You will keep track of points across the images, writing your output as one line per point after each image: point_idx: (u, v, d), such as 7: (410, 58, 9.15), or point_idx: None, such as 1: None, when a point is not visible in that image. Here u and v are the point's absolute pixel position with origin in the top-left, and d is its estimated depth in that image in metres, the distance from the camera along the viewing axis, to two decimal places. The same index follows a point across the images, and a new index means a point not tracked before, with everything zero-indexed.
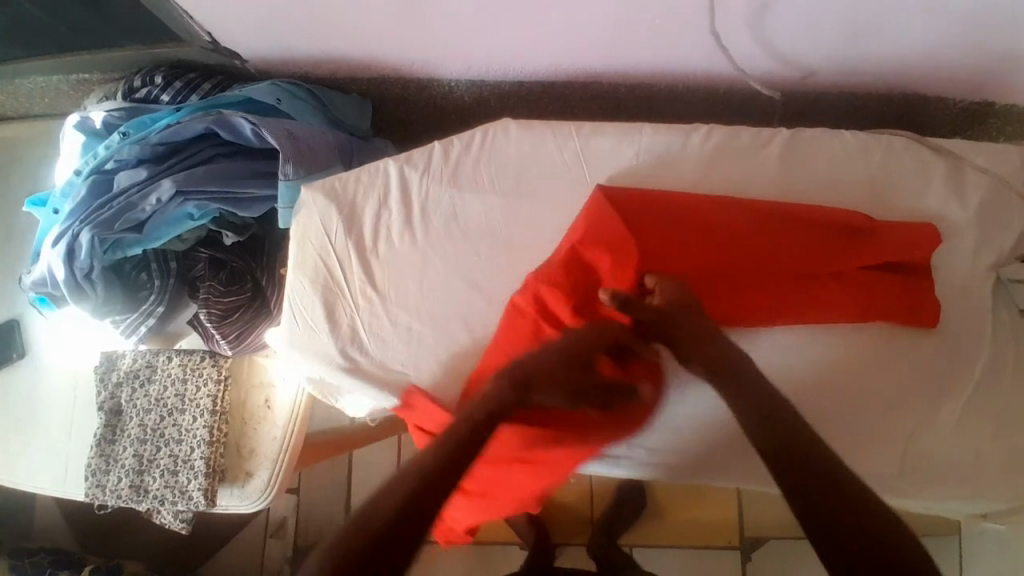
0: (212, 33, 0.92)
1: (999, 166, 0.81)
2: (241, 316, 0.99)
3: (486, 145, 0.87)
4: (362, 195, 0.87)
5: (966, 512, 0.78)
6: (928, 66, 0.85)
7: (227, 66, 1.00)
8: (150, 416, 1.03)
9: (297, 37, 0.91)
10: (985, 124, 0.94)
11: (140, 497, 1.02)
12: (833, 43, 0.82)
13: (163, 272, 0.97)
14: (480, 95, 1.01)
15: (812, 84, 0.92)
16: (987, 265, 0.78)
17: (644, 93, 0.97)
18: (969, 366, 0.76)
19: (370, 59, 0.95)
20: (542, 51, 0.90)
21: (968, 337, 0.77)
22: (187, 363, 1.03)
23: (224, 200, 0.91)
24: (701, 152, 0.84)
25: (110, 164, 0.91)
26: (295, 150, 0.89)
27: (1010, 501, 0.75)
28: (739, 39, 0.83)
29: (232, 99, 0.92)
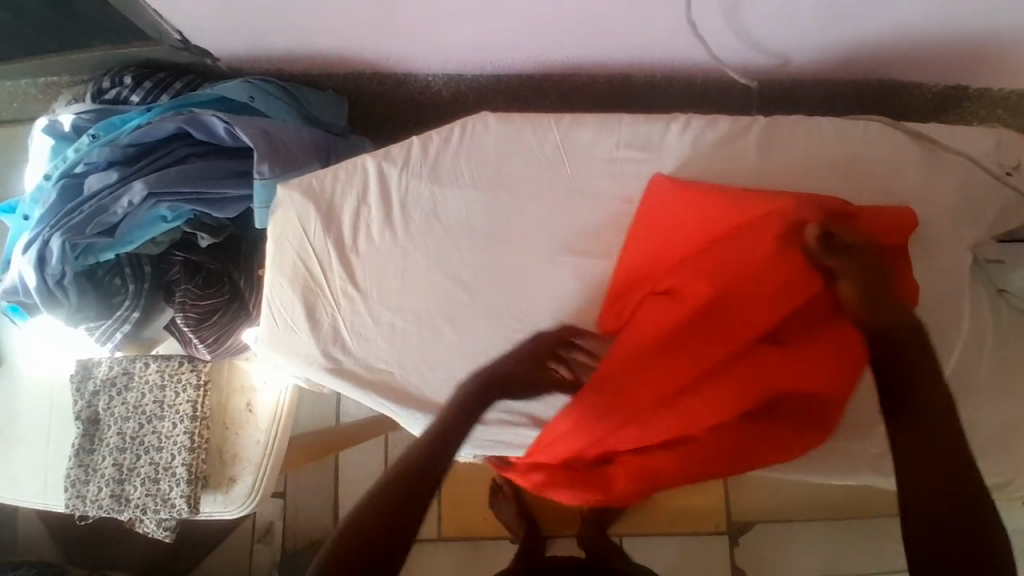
0: (182, 31, 0.90)
1: (973, 149, 0.82)
2: (219, 320, 0.97)
3: (465, 139, 0.86)
4: (340, 192, 0.86)
5: None
6: (903, 52, 0.86)
7: (198, 64, 0.98)
8: (129, 424, 1.01)
9: (269, 33, 0.89)
10: (958, 108, 0.95)
11: (121, 507, 1.00)
12: (809, 31, 0.82)
13: (137, 276, 0.95)
14: (458, 88, 1.00)
15: (789, 72, 0.92)
16: (965, 248, 0.79)
17: (623, 84, 0.96)
18: (948, 347, 0.77)
19: (345, 53, 0.93)
20: (521, 43, 0.89)
21: (947, 318, 0.78)
22: (165, 369, 1.00)
23: (198, 201, 0.89)
24: (681, 141, 0.83)
25: (79, 167, 0.89)
26: (269, 148, 0.87)
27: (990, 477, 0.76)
28: (716, 28, 0.83)
29: (203, 97, 0.90)
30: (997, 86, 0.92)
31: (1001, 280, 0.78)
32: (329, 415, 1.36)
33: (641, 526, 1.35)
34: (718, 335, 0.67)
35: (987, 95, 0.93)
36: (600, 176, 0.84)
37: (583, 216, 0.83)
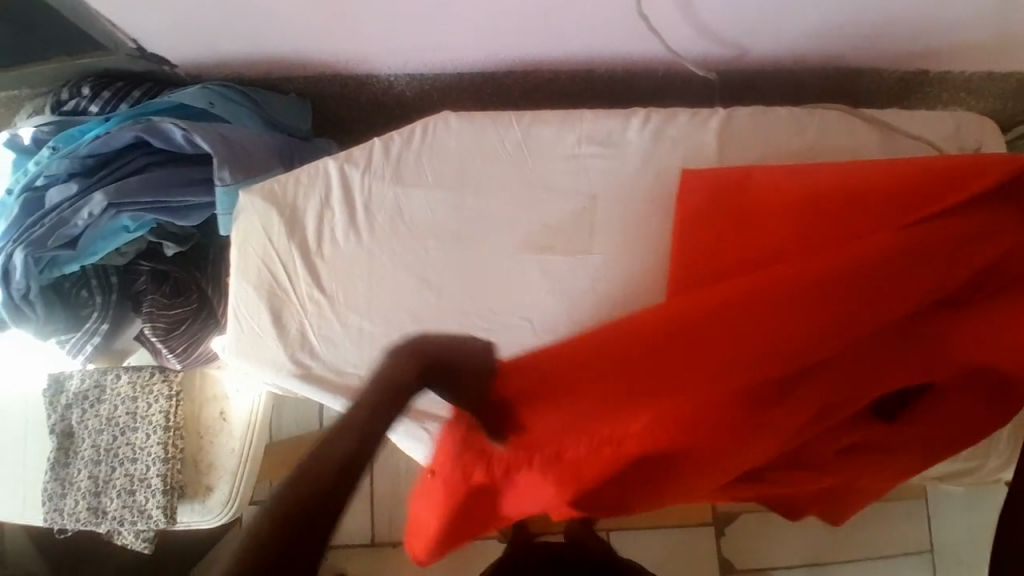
0: (138, 40, 0.89)
1: (931, 133, 0.83)
2: (187, 329, 0.97)
3: (429, 139, 0.86)
4: (304, 196, 0.86)
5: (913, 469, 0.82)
6: (862, 39, 0.86)
7: (157, 72, 0.97)
8: (103, 436, 1.01)
9: (227, 39, 0.88)
10: (919, 92, 0.96)
11: (99, 519, 0.99)
12: (766, 21, 0.83)
13: (104, 288, 0.94)
14: (421, 89, 0.99)
15: (748, 63, 0.92)
16: None
17: (586, 79, 0.96)
18: None
19: (305, 57, 0.93)
20: (480, 42, 0.88)
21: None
22: (136, 380, 1.00)
23: (159, 210, 0.89)
24: (642, 134, 0.84)
25: (40, 180, 0.88)
26: (230, 154, 0.87)
27: None
28: (674, 19, 0.82)
29: (162, 105, 0.89)
30: (956, 70, 0.92)
31: None
32: (311, 421, 1.35)
33: (627, 520, 1.35)
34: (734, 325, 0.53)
35: (947, 79, 0.94)
36: (564, 171, 0.84)
37: (546, 213, 0.83)
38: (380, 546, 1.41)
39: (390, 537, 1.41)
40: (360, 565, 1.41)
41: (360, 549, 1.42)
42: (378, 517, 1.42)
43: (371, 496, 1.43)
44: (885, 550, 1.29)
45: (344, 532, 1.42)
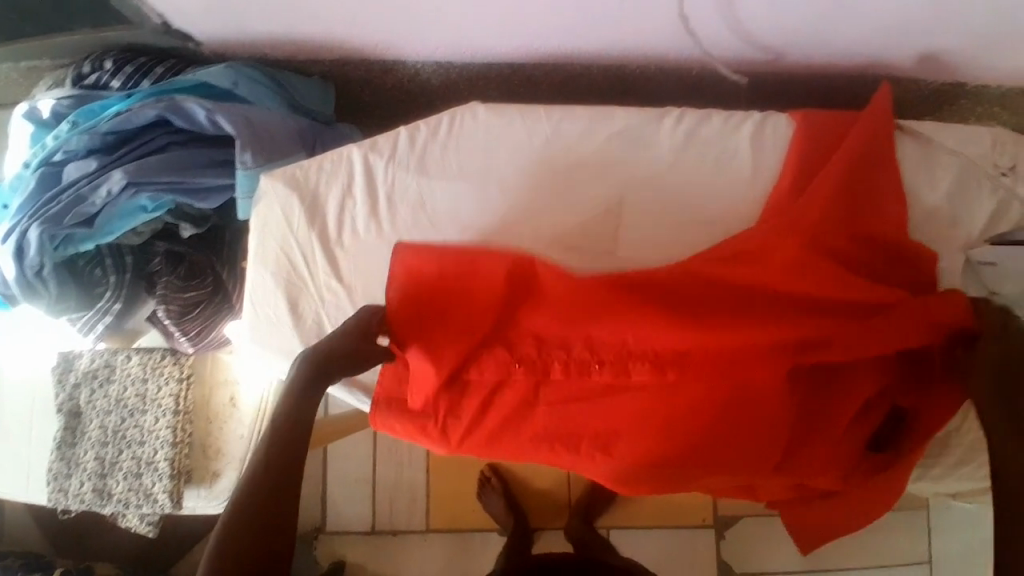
0: (163, 14, 0.86)
1: (967, 149, 0.81)
2: (202, 311, 0.96)
3: (455, 131, 0.85)
4: (325, 183, 0.84)
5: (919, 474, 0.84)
6: (905, 49, 0.84)
7: (180, 49, 0.95)
8: (111, 418, 1.01)
9: (255, 19, 0.86)
10: (952, 104, 0.94)
11: (103, 501, 1.00)
12: (805, 27, 0.81)
13: (118, 267, 0.92)
14: (448, 77, 0.97)
15: (784, 67, 0.90)
16: (958, 246, 0.78)
17: (616, 75, 0.94)
18: None
19: (332, 41, 0.91)
20: (511, 33, 0.87)
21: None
22: (147, 362, 1.00)
23: (178, 191, 0.87)
24: (674, 136, 0.82)
25: (58, 155, 0.86)
26: (253, 138, 0.86)
27: (953, 464, 0.82)
28: (712, 20, 0.81)
29: (185, 83, 0.87)
30: (992, 85, 0.91)
31: None
32: (318, 408, 1.34)
33: (629, 520, 1.34)
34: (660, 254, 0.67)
35: (981, 93, 0.92)
36: (595, 171, 0.82)
37: (573, 211, 0.81)
38: (380, 534, 1.41)
39: (391, 525, 1.41)
40: (359, 552, 1.41)
41: (359, 536, 1.41)
42: (378, 505, 1.42)
43: (373, 483, 1.43)
44: (886, 562, 1.29)
45: (344, 518, 1.42)
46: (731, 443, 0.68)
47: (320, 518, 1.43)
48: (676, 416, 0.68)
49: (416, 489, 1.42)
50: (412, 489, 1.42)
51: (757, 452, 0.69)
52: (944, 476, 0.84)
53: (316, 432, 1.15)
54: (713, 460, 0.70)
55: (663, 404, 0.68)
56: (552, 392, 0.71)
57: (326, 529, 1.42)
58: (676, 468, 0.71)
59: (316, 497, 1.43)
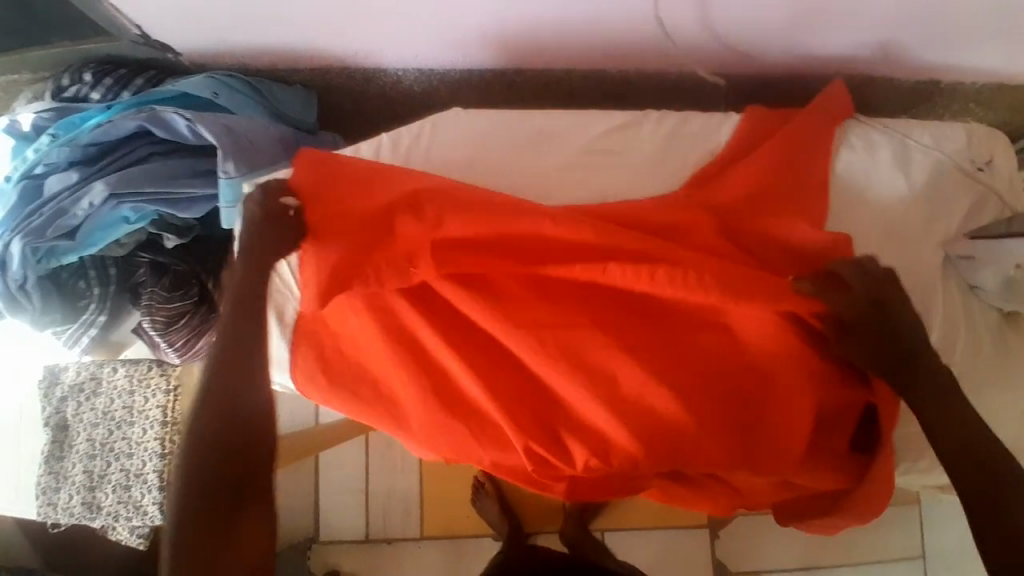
0: (142, 26, 0.87)
1: (944, 144, 0.82)
2: (187, 322, 0.96)
3: (437, 136, 0.85)
4: None
5: (905, 469, 0.85)
6: (878, 48, 0.85)
7: (161, 60, 0.95)
8: (99, 430, 1.00)
9: (234, 28, 0.87)
10: (929, 102, 0.95)
11: (93, 514, 0.99)
12: (780, 29, 0.82)
13: (102, 279, 0.92)
14: (429, 84, 0.98)
15: (761, 68, 0.91)
16: (937, 241, 0.79)
17: (597, 79, 0.95)
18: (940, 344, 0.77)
19: (312, 49, 0.91)
20: (490, 39, 0.87)
21: (928, 309, 0.78)
22: (134, 374, 1.01)
23: (160, 202, 0.87)
24: (654, 138, 0.83)
25: (39, 168, 0.86)
26: (235, 147, 0.86)
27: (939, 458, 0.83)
28: (688, 23, 0.81)
29: (166, 94, 0.87)
30: (967, 81, 0.92)
31: (974, 277, 0.79)
32: (309, 417, 1.34)
33: (622, 520, 1.34)
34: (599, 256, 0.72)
35: (957, 89, 0.93)
36: (577, 174, 0.82)
37: None
38: (374, 542, 1.41)
39: (384, 533, 1.41)
40: (353, 560, 1.40)
41: (353, 544, 1.41)
42: (372, 513, 1.42)
43: (366, 491, 1.42)
44: (878, 557, 1.29)
45: (338, 527, 1.42)
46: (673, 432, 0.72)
47: (314, 527, 1.42)
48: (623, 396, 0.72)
49: (409, 495, 1.41)
50: (405, 496, 1.41)
51: (702, 436, 0.72)
52: (930, 468, 0.85)
53: (309, 439, 1.15)
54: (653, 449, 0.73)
55: (612, 387, 0.72)
56: (508, 378, 0.74)
57: (319, 538, 1.42)
58: (632, 456, 0.74)
59: (309, 507, 1.43)
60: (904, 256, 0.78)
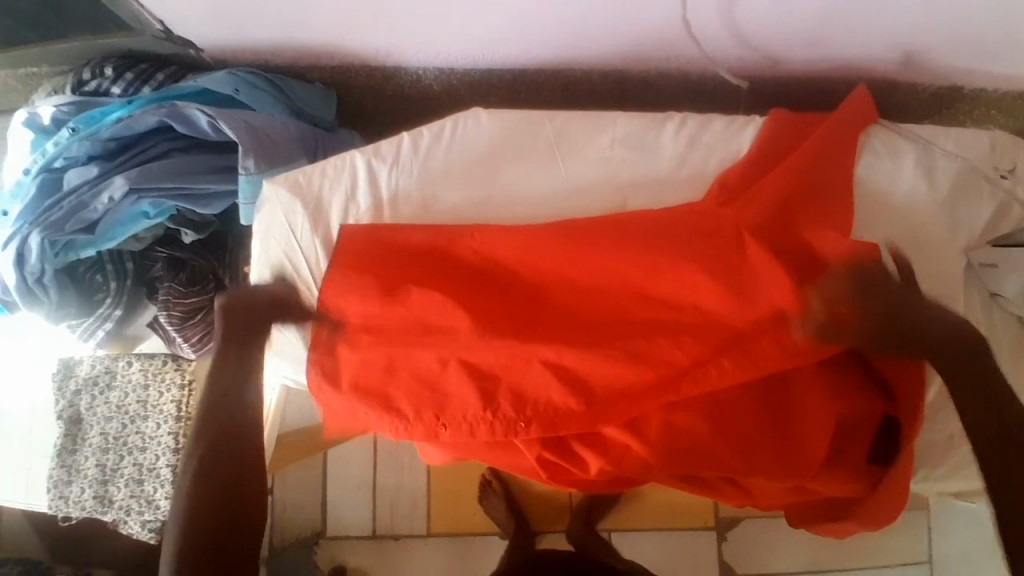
0: (164, 21, 0.87)
1: (967, 151, 0.82)
2: (203, 318, 0.95)
3: (458, 136, 0.85)
4: (328, 188, 0.84)
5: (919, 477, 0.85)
6: (901, 54, 0.85)
7: (181, 55, 0.95)
8: (111, 424, 1.00)
9: (256, 24, 0.86)
10: (950, 108, 0.95)
11: (105, 508, 1.00)
12: (804, 33, 0.81)
13: (119, 274, 0.92)
14: (448, 83, 0.98)
15: (783, 72, 0.90)
16: (959, 249, 0.79)
17: (617, 80, 0.95)
18: None
19: (333, 46, 0.91)
20: (512, 39, 0.87)
21: (948, 318, 0.78)
22: (148, 368, 0.99)
23: (179, 197, 0.87)
24: (675, 141, 0.83)
25: (58, 161, 0.85)
26: (255, 143, 0.86)
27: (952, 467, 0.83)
28: (713, 26, 0.81)
29: (187, 90, 0.87)
30: (989, 88, 0.91)
31: (995, 285, 0.78)
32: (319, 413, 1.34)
33: (631, 522, 1.34)
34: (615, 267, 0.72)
35: (978, 96, 0.93)
36: (599, 176, 0.82)
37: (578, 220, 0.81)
38: (381, 538, 1.41)
39: (391, 529, 1.41)
40: (360, 557, 1.41)
41: (359, 541, 1.41)
42: (379, 510, 1.42)
43: (374, 488, 1.42)
44: (885, 562, 1.29)
45: (345, 523, 1.42)
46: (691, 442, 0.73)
47: (321, 523, 1.43)
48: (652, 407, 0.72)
49: (416, 494, 1.41)
50: (412, 494, 1.41)
51: (723, 449, 0.73)
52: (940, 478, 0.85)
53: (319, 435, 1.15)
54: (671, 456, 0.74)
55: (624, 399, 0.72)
56: None
57: (327, 534, 1.42)
58: (647, 462, 0.75)
59: (316, 503, 1.43)
60: (924, 265, 0.78)
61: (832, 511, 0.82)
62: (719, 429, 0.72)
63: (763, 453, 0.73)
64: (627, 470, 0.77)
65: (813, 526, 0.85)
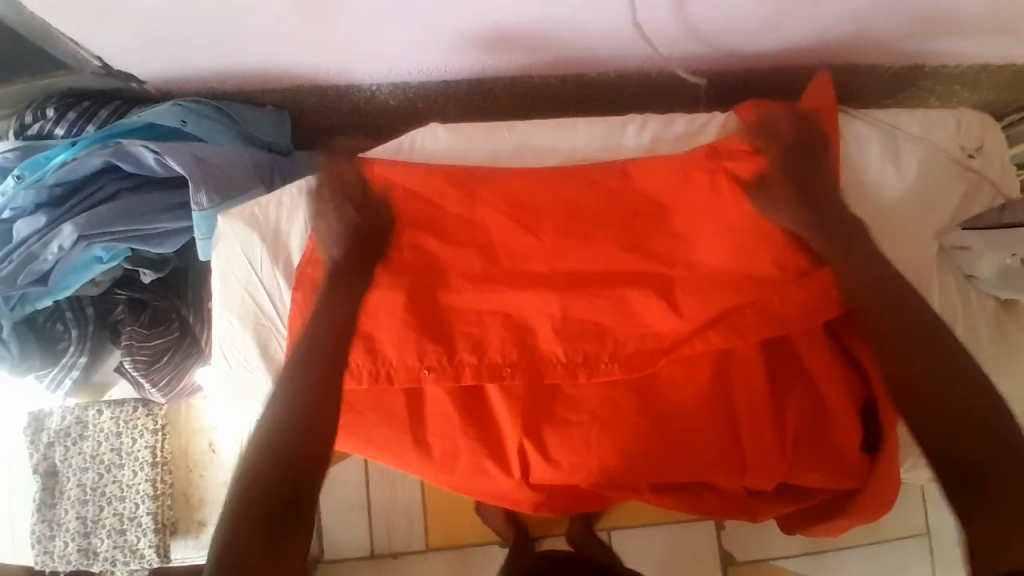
0: (103, 57, 0.83)
1: (933, 133, 0.80)
2: (170, 359, 0.93)
3: (417, 153, 0.83)
4: (286, 217, 0.80)
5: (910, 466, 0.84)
6: (861, 37, 0.83)
7: (125, 89, 0.91)
8: (88, 475, 0.97)
9: (198, 53, 0.83)
10: (914, 87, 0.93)
11: (90, 561, 0.97)
12: (761, 25, 0.79)
13: (79, 319, 0.89)
14: (405, 97, 0.95)
15: (744, 64, 0.88)
16: (931, 233, 0.78)
17: (576, 83, 0.92)
18: None
19: (280, 69, 0.88)
20: (463, 51, 0.84)
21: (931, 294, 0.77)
22: (119, 416, 0.97)
23: (133, 239, 0.84)
24: (638, 144, 0.81)
25: (5, 212, 0.82)
26: (206, 176, 0.83)
27: None
28: (666, 25, 0.79)
29: (131, 126, 0.84)
30: (951, 65, 0.90)
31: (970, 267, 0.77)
32: None
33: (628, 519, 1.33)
34: (559, 274, 0.76)
35: (941, 73, 0.91)
36: None
37: None
38: (379, 558, 1.39)
39: (389, 548, 1.39)
40: None
41: (357, 562, 1.39)
42: (376, 529, 1.40)
43: (368, 508, 1.40)
44: (886, 536, 1.29)
45: (342, 546, 1.40)
46: (655, 437, 0.75)
47: (317, 548, 1.40)
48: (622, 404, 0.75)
49: (412, 510, 1.39)
50: (408, 511, 1.40)
51: (699, 446, 0.75)
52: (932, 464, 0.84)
53: None
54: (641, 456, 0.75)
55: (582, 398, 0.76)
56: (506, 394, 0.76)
57: (324, 558, 1.40)
58: (624, 471, 0.75)
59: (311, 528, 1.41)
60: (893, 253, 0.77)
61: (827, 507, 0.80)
62: (690, 427, 0.75)
63: (737, 447, 0.75)
64: (605, 483, 0.76)
65: (806, 527, 0.84)
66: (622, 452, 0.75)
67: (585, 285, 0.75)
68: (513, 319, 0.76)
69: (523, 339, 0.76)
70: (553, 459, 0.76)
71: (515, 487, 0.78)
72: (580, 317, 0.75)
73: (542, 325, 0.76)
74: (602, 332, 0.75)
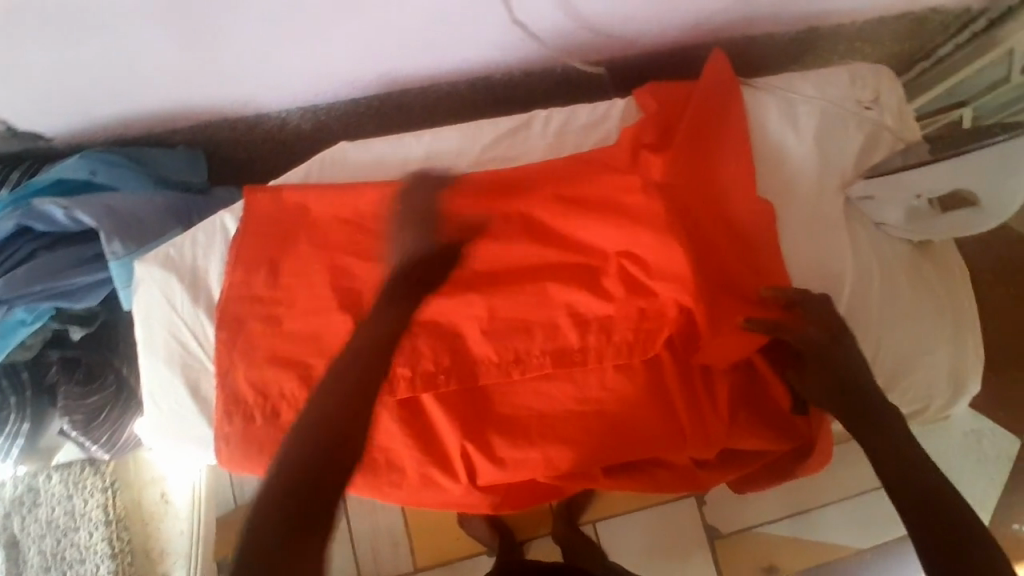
0: (5, 121, 0.82)
1: (829, 91, 0.83)
2: (110, 415, 0.92)
3: (325, 170, 0.83)
4: (203, 254, 0.81)
5: None
6: (750, 7, 0.85)
7: (35, 149, 0.90)
8: (47, 541, 0.97)
9: (100, 103, 0.83)
10: (812, 49, 0.96)
11: None
12: (648, 7, 0.81)
13: (15, 386, 0.87)
14: (318, 120, 0.95)
15: (644, 48, 0.90)
16: (837, 187, 0.80)
17: (485, 86, 0.94)
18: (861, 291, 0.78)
19: (187, 108, 0.88)
20: (365, 68, 0.85)
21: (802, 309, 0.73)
22: (68, 478, 0.98)
23: (54, 297, 0.83)
24: (544, 137, 0.84)
25: None
26: (119, 225, 0.83)
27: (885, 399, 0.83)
28: (557, 19, 0.80)
29: (40, 184, 0.83)
30: (844, 24, 0.92)
31: (879, 215, 0.80)
32: None
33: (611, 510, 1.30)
34: (478, 279, 0.76)
35: (835, 33, 0.94)
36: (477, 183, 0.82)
37: None
38: None
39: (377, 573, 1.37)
40: None
41: None
42: (361, 557, 1.38)
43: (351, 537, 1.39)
44: (863, 489, 1.30)
45: None
46: (597, 427, 0.75)
47: None
48: (560, 394, 0.76)
49: (395, 532, 1.38)
50: (391, 533, 1.38)
51: (639, 425, 0.75)
52: None
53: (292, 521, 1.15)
54: (585, 449, 0.75)
55: (514, 398, 0.76)
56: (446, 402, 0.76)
57: None
58: (570, 464, 0.76)
59: None
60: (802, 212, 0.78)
61: (771, 467, 0.82)
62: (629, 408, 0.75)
63: (676, 424, 0.76)
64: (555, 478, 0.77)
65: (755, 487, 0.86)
66: (566, 442, 0.75)
67: (507, 284, 0.76)
68: (439, 328, 0.76)
69: (453, 344, 0.76)
70: (499, 460, 0.75)
71: (464, 492, 0.78)
72: (504, 315, 0.75)
73: (467, 331, 0.76)
74: (529, 329, 0.75)
